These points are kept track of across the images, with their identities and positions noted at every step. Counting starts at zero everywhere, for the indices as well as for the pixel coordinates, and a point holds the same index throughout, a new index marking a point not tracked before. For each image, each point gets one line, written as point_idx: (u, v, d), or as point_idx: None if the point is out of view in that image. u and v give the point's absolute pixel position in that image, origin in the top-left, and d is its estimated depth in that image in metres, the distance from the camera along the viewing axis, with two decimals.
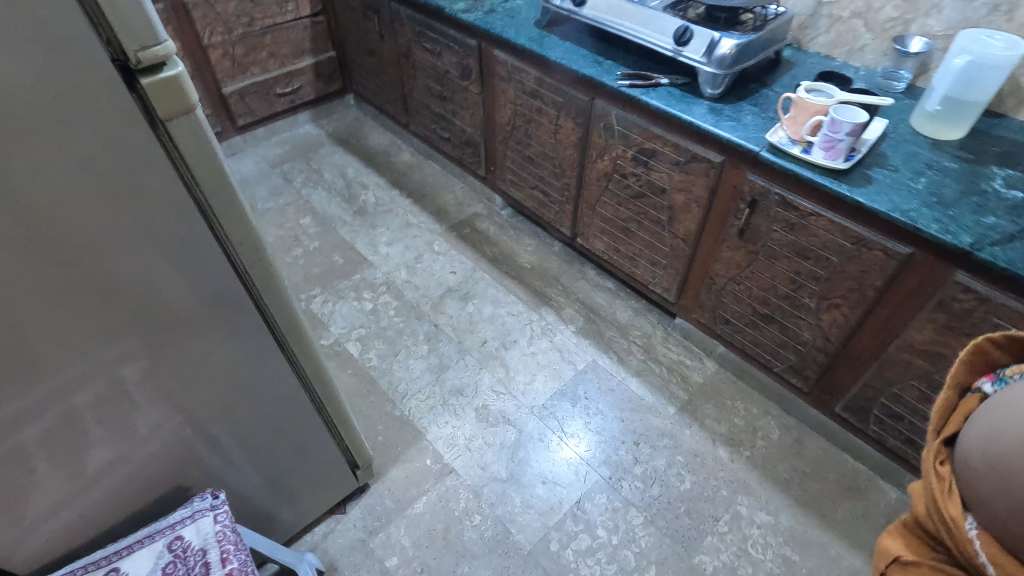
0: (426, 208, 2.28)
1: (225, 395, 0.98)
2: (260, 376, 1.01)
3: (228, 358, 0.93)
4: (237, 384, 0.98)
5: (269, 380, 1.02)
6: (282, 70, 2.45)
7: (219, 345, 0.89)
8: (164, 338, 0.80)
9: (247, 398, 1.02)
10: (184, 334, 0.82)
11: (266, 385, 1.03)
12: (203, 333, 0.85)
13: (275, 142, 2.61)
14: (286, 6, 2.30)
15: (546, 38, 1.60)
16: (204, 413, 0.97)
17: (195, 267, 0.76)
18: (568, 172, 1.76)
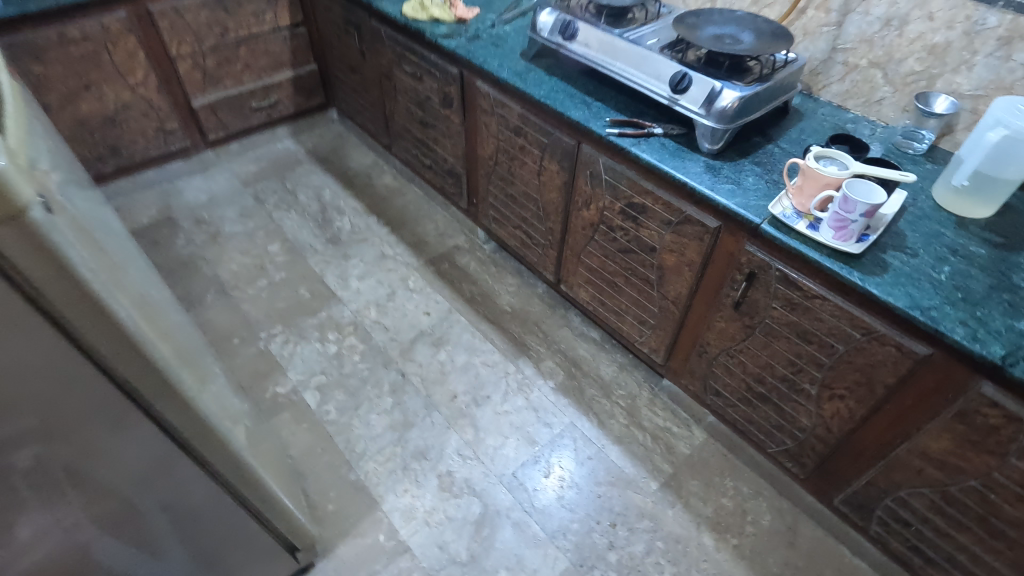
0: (405, 238, 2.14)
1: (130, 497, 0.83)
2: (174, 477, 0.86)
3: (127, 463, 0.79)
4: (147, 486, 0.84)
5: (182, 481, 0.88)
6: (259, 83, 2.30)
7: (125, 443, 0.76)
8: (58, 427, 0.68)
9: (155, 502, 0.87)
10: (79, 428, 0.70)
11: (178, 486, 0.88)
12: (106, 427, 0.72)
13: (250, 158, 2.46)
14: (263, 17, 2.16)
15: (531, 73, 1.46)
16: (105, 514, 0.83)
17: (78, 366, 0.63)
18: (552, 216, 1.62)
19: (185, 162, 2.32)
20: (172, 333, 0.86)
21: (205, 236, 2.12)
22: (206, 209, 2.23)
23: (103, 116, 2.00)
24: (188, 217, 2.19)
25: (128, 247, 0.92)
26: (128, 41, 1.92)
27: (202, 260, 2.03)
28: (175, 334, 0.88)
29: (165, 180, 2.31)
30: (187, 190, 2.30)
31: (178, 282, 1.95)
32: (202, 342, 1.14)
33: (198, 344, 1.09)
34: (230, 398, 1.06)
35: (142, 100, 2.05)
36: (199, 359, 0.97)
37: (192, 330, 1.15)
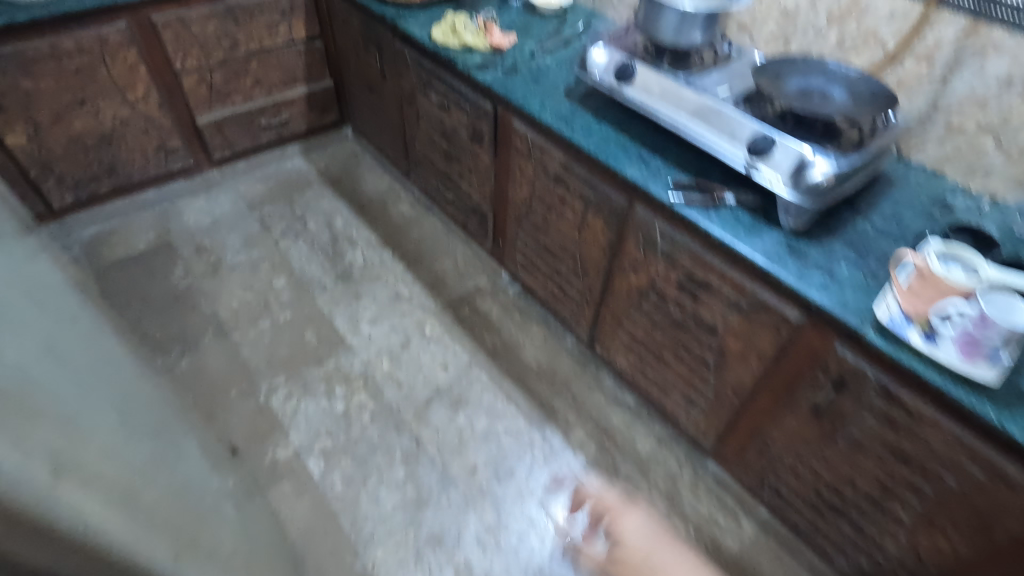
0: (421, 276, 1.97)
1: None
2: None
3: None
4: None
5: None
6: (270, 99, 2.12)
7: None
8: None
9: None
10: None
11: None
12: None
13: (257, 177, 2.29)
14: (277, 29, 1.98)
15: (578, 118, 1.28)
16: None
17: None
18: (591, 274, 1.44)
19: (187, 181, 2.15)
20: (137, 456, 0.64)
21: (206, 267, 1.95)
22: (208, 235, 2.06)
23: (99, 133, 1.83)
24: (188, 243, 2.02)
25: (62, 322, 0.68)
26: (128, 53, 1.74)
27: (201, 295, 1.86)
28: (139, 437, 0.70)
29: (165, 201, 2.14)
30: (188, 212, 2.13)
31: (174, 319, 1.78)
32: (165, 420, 0.92)
33: (162, 428, 0.87)
34: (210, 500, 0.90)
35: (142, 117, 1.88)
36: (170, 464, 0.76)
37: (154, 405, 0.92)
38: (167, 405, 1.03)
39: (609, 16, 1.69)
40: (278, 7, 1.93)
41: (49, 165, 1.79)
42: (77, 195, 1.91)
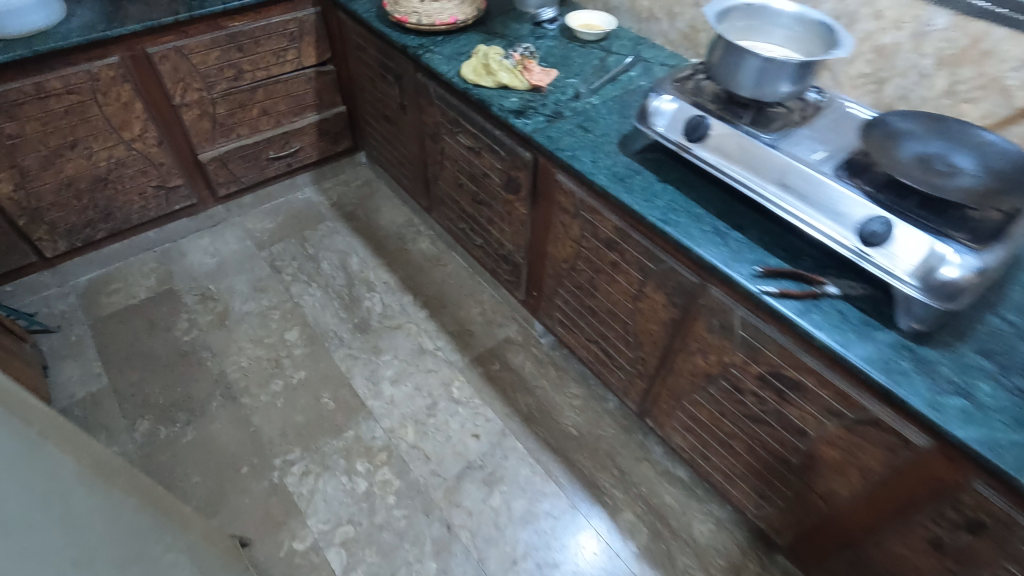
0: (446, 326, 1.80)
1: None
2: None
3: None
4: None
5: None
6: (278, 130, 1.95)
7: None
8: None
9: None
10: None
11: None
12: None
13: (265, 211, 2.12)
14: (285, 56, 1.80)
15: (637, 178, 1.10)
16: None
17: None
18: (646, 346, 1.27)
19: (191, 219, 1.99)
20: None
21: (212, 318, 1.79)
22: (213, 279, 1.90)
23: (93, 176, 1.67)
24: (192, 290, 1.86)
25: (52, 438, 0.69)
26: (122, 89, 1.58)
27: (206, 351, 1.70)
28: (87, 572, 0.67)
29: (167, 241, 1.98)
30: (192, 253, 1.97)
31: (178, 382, 1.62)
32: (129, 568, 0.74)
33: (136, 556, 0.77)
34: None
35: (140, 155, 1.72)
36: None
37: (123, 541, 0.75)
38: (144, 525, 0.82)
39: (657, 43, 1.50)
40: (286, 31, 1.76)
41: (39, 213, 1.63)
42: (71, 242, 1.75)
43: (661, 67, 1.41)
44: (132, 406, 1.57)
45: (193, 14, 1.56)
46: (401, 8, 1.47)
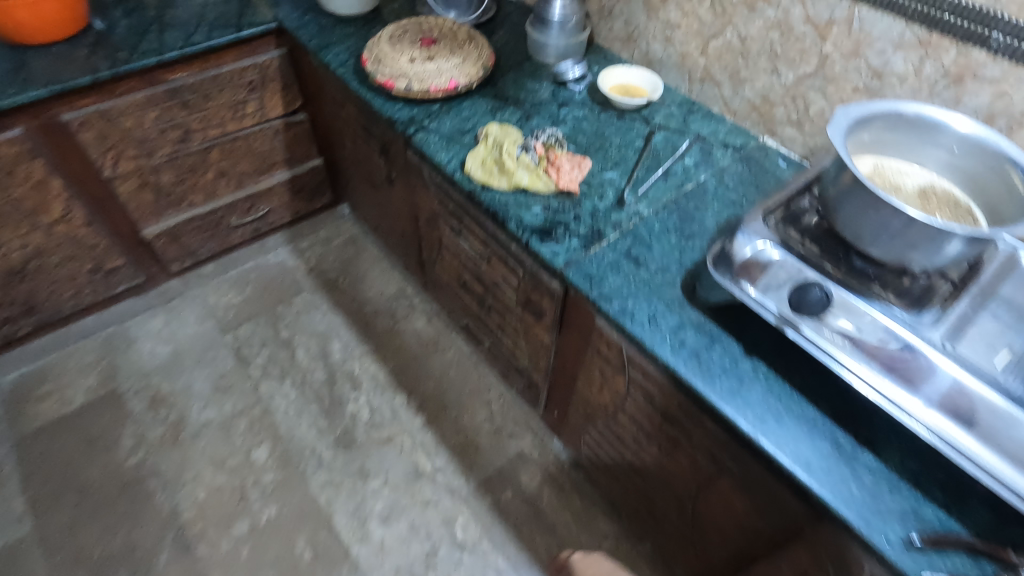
0: (447, 436, 1.50)
1: None
2: None
3: None
4: None
5: None
6: (241, 192, 1.61)
7: None
8: None
9: None
10: None
11: None
12: None
13: (230, 281, 1.80)
14: (243, 108, 1.46)
15: (714, 351, 0.79)
16: None
17: None
18: (710, 534, 0.97)
19: (140, 298, 1.67)
20: None
21: (162, 432, 1.48)
22: (166, 376, 1.58)
23: (5, 270, 1.34)
24: (139, 392, 1.55)
25: None
26: (32, 167, 1.24)
27: (156, 480, 1.40)
28: None
29: (110, 324, 1.66)
30: (142, 340, 1.65)
31: (119, 526, 1.32)
32: None
33: None
34: None
35: (64, 240, 1.38)
36: None
37: None
38: None
39: (713, 110, 1.18)
40: (244, 80, 1.41)
41: None
42: None
43: (723, 151, 1.09)
44: (60, 562, 1.27)
45: (117, 70, 1.21)
46: (386, 68, 1.13)
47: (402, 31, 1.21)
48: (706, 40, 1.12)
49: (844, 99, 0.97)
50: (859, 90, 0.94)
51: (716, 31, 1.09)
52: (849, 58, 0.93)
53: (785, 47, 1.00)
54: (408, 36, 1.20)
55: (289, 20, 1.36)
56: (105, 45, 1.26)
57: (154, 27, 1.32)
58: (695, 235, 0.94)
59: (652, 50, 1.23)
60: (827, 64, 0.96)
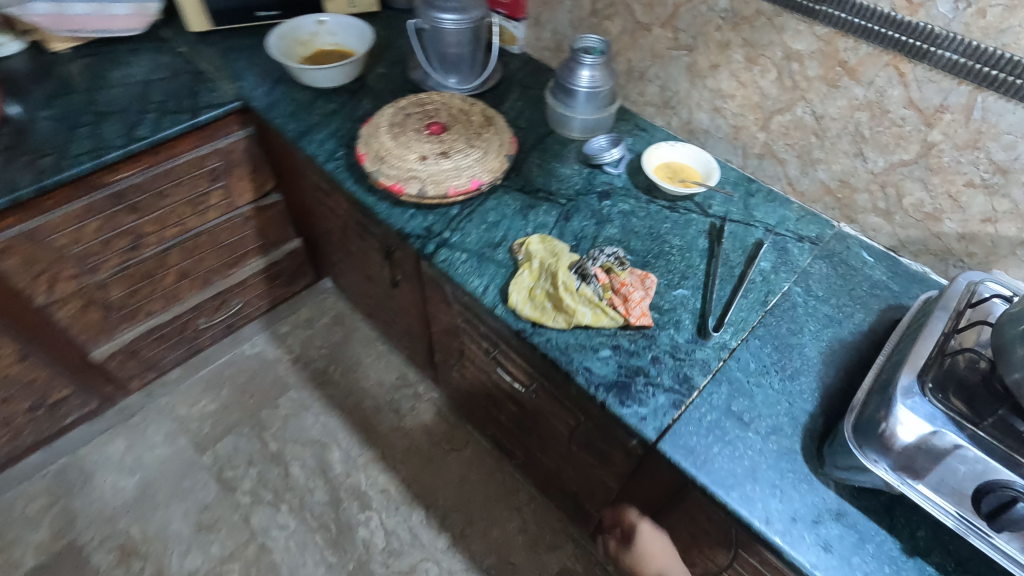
0: (478, 558, 1.31)
1: None
2: None
3: None
4: None
5: None
6: (209, 291, 1.38)
7: None
8: None
9: None
10: None
11: None
12: None
13: (201, 384, 1.55)
14: (205, 201, 1.22)
15: (866, 553, 0.64)
16: None
17: None
18: None
19: (94, 421, 1.43)
20: None
21: None
22: (136, 517, 1.34)
23: None
24: (105, 543, 1.29)
25: None
26: None
27: None
28: None
29: (60, 456, 1.40)
30: (101, 472, 1.39)
31: None
32: None
33: None
34: None
35: None
36: None
37: None
38: None
39: (774, 189, 1.02)
40: (204, 170, 1.17)
41: None
42: None
43: (799, 246, 0.94)
44: None
45: (42, 184, 0.95)
46: (391, 168, 0.93)
47: (403, 116, 1.01)
48: (768, 114, 0.95)
49: (951, 193, 0.82)
50: (972, 184, 0.80)
51: (782, 106, 0.93)
52: (963, 150, 0.78)
53: (876, 130, 0.84)
54: (412, 123, 1.00)
55: (255, 98, 1.13)
56: (24, 149, 1.00)
57: (86, 118, 1.07)
58: (799, 373, 0.78)
59: (695, 120, 1.06)
60: (932, 153, 0.81)
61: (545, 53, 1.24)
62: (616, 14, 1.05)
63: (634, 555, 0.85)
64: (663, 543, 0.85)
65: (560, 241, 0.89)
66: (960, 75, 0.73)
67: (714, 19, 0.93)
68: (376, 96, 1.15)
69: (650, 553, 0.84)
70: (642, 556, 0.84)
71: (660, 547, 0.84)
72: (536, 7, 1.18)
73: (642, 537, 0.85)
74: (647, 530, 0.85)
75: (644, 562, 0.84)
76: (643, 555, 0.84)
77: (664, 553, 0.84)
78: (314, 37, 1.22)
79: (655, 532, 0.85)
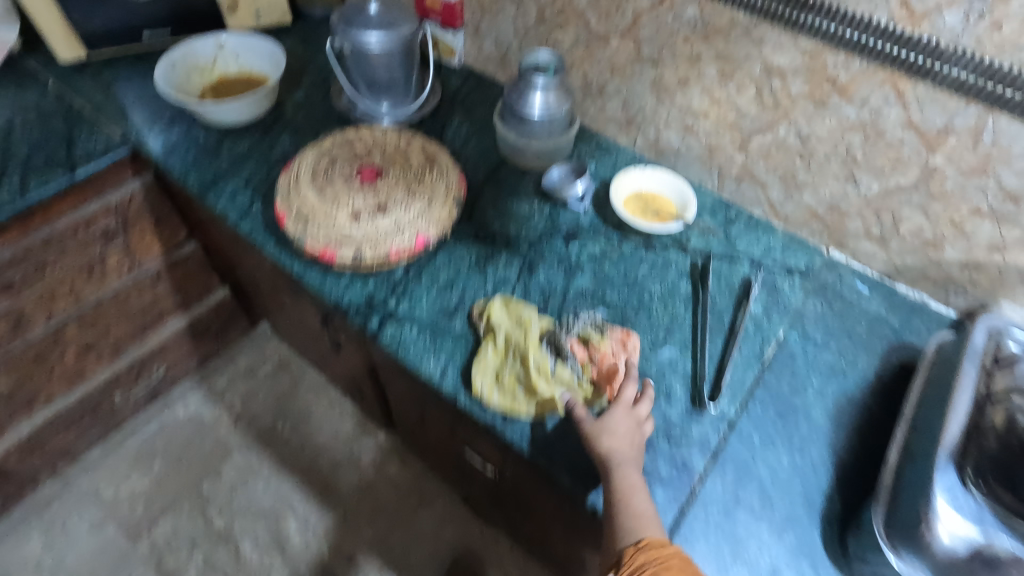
0: None
1: None
2: None
3: None
4: None
5: None
6: (123, 362, 1.19)
7: None
8: None
9: None
10: None
11: None
12: None
13: (129, 458, 1.36)
14: (102, 265, 1.03)
15: None
16: None
17: None
18: None
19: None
20: None
21: None
22: None
23: None
24: None
25: None
26: None
27: None
28: None
29: None
30: None
31: None
32: None
33: None
34: None
35: None
36: None
37: None
38: None
39: (756, 214, 0.92)
40: (94, 231, 0.99)
41: None
42: None
43: (789, 281, 0.84)
44: None
45: None
46: (317, 230, 0.79)
47: (328, 161, 0.86)
48: (747, 134, 0.84)
49: (955, 221, 0.74)
50: (979, 212, 0.71)
51: (762, 126, 0.82)
52: (969, 176, 0.69)
53: (870, 154, 0.75)
54: (340, 169, 0.85)
55: (148, 143, 0.95)
56: None
57: None
58: (808, 442, 0.69)
59: (663, 139, 0.94)
60: (934, 178, 0.72)
61: (489, 65, 1.09)
62: (568, 23, 0.92)
63: (596, 423, 0.63)
64: (637, 428, 0.63)
65: (528, 304, 0.77)
66: (969, 95, 0.64)
67: (681, 29, 0.81)
68: (296, 131, 0.99)
69: (614, 430, 0.62)
70: (605, 429, 0.62)
71: (632, 432, 0.63)
72: (475, 14, 1.03)
73: (616, 412, 0.63)
74: (623, 409, 0.64)
75: (601, 433, 0.62)
76: (599, 424, 0.63)
77: (630, 437, 0.62)
78: (217, 62, 1.03)
79: (634, 417, 0.64)
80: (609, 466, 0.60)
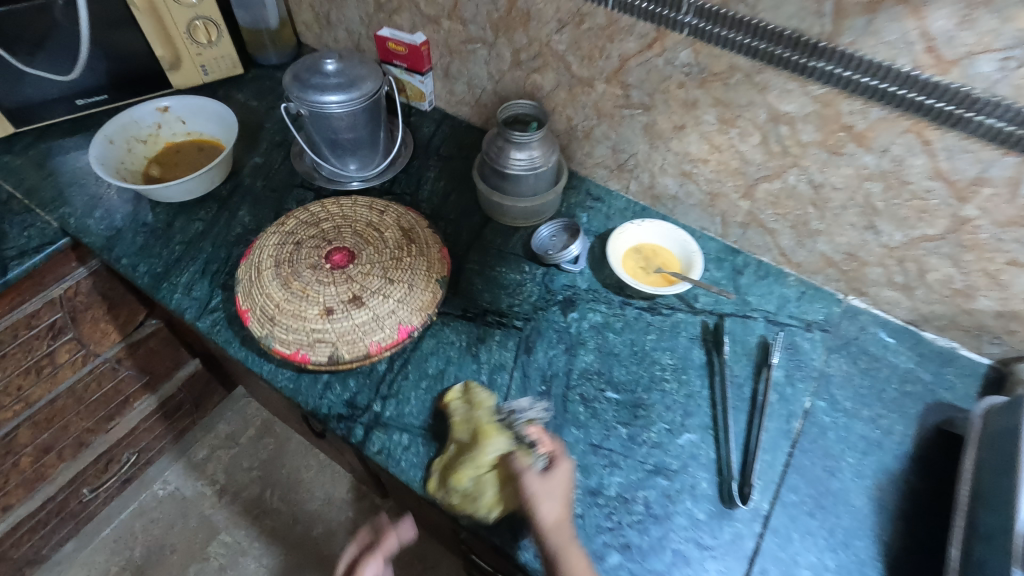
0: None
1: None
2: None
3: None
4: None
5: None
6: (88, 455, 1.10)
7: None
8: None
9: None
10: None
11: None
12: None
13: (106, 549, 1.26)
14: (51, 363, 0.94)
15: None
16: None
17: None
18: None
19: None
20: None
21: None
22: None
23: None
24: None
25: None
26: None
27: None
28: None
29: None
30: None
31: None
32: None
33: None
34: None
35: None
36: None
37: None
38: None
39: (764, 260, 0.85)
40: (38, 329, 0.89)
41: None
42: None
43: (809, 339, 0.77)
44: None
45: None
46: (283, 331, 0.71)
47: (292, 247, 0.78)
48: (752, 181, 0.77)
49: (989, 271, 0.67)
50: (1016, 263, 0.65)
51: (769, 173, 0.75)
52: (1005, 227, 0.63)
53: (892, 203, 0.68)
54: (305, 256, 0.77)
55: (88, 230, 0.85)
56: None
57: None
58: (851, 536, 0.63)
59: (659, 184, 0.86)
60: (965, 229, 0.65)
61: (462, 108, 1.00)
62: (546, 67, 0.83)
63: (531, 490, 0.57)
64: (569, 489, 0.59)
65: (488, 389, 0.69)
66: (1005, 145, 0.57)
67: (673, 74, 0.73)
68: (255, 201, 0.89)
69: (552, 498, 0.57)
70: (541, 497, 0.56)
71: (567, 496, 0.58)
72: (443, 57, 0.94)
73: (553, 475, 0.58)
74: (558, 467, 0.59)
75: (539, 505, 0.56)
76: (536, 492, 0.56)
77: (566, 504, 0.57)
78: (161, 129, 0.94)
79: (568, 476, 0.59)
80: (555, 545, 0.55)
